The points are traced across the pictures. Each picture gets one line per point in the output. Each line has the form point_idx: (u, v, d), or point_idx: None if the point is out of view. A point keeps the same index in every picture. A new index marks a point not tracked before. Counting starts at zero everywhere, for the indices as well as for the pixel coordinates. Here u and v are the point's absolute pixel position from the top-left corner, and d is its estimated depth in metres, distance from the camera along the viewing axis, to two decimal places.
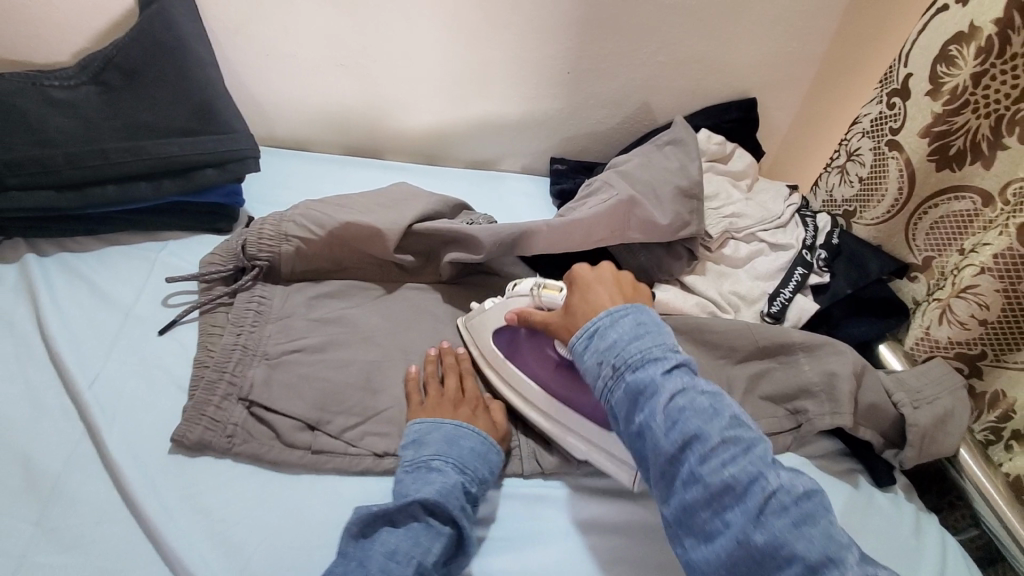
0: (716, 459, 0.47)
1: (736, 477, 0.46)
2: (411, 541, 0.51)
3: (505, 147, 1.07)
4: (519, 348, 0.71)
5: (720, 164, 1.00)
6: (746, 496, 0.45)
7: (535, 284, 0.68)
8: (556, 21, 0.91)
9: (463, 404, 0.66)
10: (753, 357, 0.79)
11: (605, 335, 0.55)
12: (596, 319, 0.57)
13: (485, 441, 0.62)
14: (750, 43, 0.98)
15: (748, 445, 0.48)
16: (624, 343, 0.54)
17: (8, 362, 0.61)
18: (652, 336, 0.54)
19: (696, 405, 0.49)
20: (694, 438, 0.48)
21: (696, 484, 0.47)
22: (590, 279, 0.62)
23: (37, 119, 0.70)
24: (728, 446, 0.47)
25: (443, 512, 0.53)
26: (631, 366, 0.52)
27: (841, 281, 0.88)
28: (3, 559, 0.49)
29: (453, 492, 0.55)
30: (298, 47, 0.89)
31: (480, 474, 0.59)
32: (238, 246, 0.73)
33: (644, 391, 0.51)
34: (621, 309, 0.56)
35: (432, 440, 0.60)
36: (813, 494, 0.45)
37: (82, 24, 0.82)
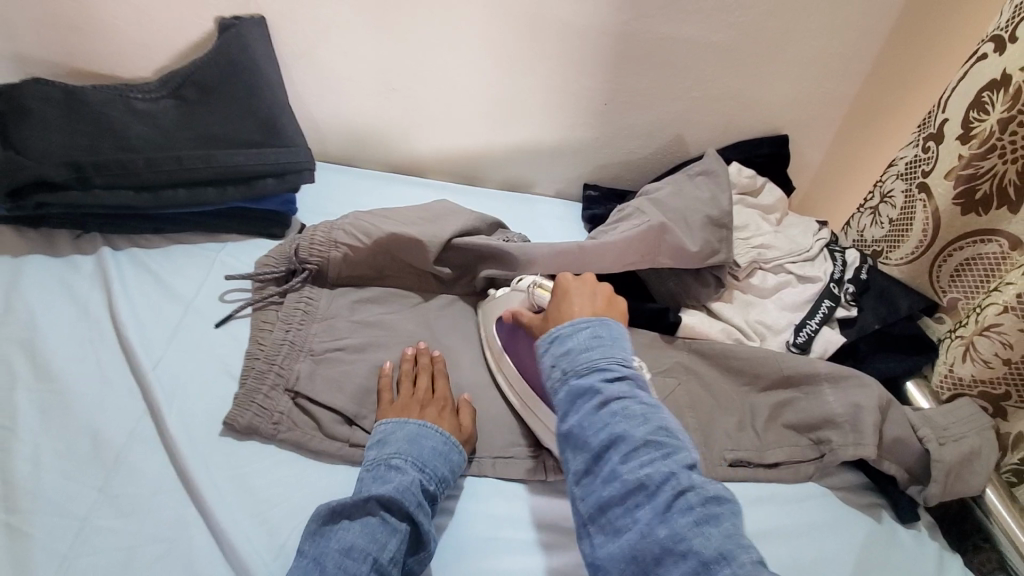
0: (636, 458, 0.52)
1: (649, 475, 0.51)
2: (367, 537, 0.53)
3: (541, 171, 1.12)
4: (517, 341, 0.74)
5: (750, 198, 1.03)
6: (657, 493, 0.51)
7: (532, 282, 0.76)
8: (595, 57, 0.96)
9: (430, 403, 0.67)
10: (778, 386, 0.80)
11: (563, 342, 0.61)
12: (559, 328, 0.63)
13: (448, 441, 0.63)
14: (783, 82, 1.02)
15: (670, 450, 0.53)
16: (576, 353, 0.60)
17: (82, 342, 0.67)
18: (602, 347, 0.60)
19: (628, 411, 0.55)
20: (618, 438, 0.54)
21: (614, 481, 0.52)
22: (573, 288, 0.68)
23: (123, 127, 0.78)
24: (650, 448, 0.53)
25: (398, 508, 0.55)
26: (578, 372, 0.58)
27: (868, 316, 0.89)
28: (67, 520, 0.53)
29: (410, 489, 0.57)
30: (353, 72, 0.96)
31: (440, 473, 0.61)
32: (291, 250, 0.78)
33: (585, 394, 0.57)
34: (584, 321, 0.62)
35: (395, 439, 0.62)
36: (721, 500, 0.50)
37: (166, 44, 0.90)
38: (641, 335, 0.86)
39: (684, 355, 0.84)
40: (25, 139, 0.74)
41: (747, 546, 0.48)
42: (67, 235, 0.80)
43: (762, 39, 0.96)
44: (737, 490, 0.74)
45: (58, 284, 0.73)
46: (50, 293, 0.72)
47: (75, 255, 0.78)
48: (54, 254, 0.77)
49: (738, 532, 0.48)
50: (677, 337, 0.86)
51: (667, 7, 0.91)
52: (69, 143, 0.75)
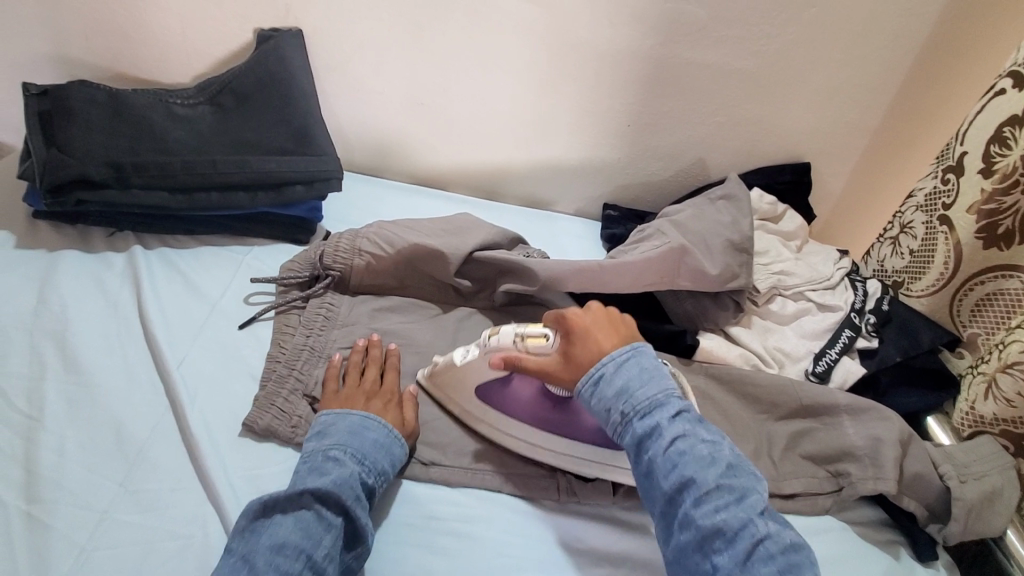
0: (710, 504, 0.53)
1: (726, 521, 0.52)
2: (301, 532, 0.51)
3: (562, 189, 1.13)
4: (502, 394, 0.69)
5: (770, 224, 1.03)
6: (736, 540, 0.51)
7: (517, 334, 0.65)
8: (621, 79, 0.98)
9: (375, 395, 0.67)
10: (796, 415, 0.79)
11: (612, 380, 0.60)
12: (600, 364, 0.62)
13: (390, 434, 0.63)
14: (808, 111, 1.02)
15: (741, 494, 0.54)
16: (632, 390, 0.59)
17: (110, 338, 0.68)
18: (657, 383, 0.60)
19: (694, 453, 0.56)
20: (690, 482, 0.54)
21: (689, 526, 0.53)
22: (590, 325, 0.64)
23: (162, 130, 0.80)
24: (723, 493, 0.53)
25: (335, 502, 0.54)
26: (637, 413, 0.58)
27: (889, 348, 0.88)
28: (87, 512, 0.54)
29: (349, 482, 0.56)
30: (383, 85, 0.99)
31: (380, 466, 0.60)
32: (316, 256, 0.80)
33: (649, 436, 0.57)
34: (623, 354, 0.62)
35: (335, 431, 0.61)
36: (798, 546, 0.51)
37: (206, 53, 0.94)
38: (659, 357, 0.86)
39: (701, 379, 0.84)
40: (69, 139, 0.77)
41: None
42: (102, 233, 0.82)
43: (787, 68, 0.97)
44: None
45: (91, 279, 0.75)
46: (83, 288, 0.74)
47: (109, 252, 0.80)
48: (89, 250, 0.79)
49: None
50: (693, 360, 0.86)
51: (693, 33, 0.93)
52: (109, 143, 0.78)
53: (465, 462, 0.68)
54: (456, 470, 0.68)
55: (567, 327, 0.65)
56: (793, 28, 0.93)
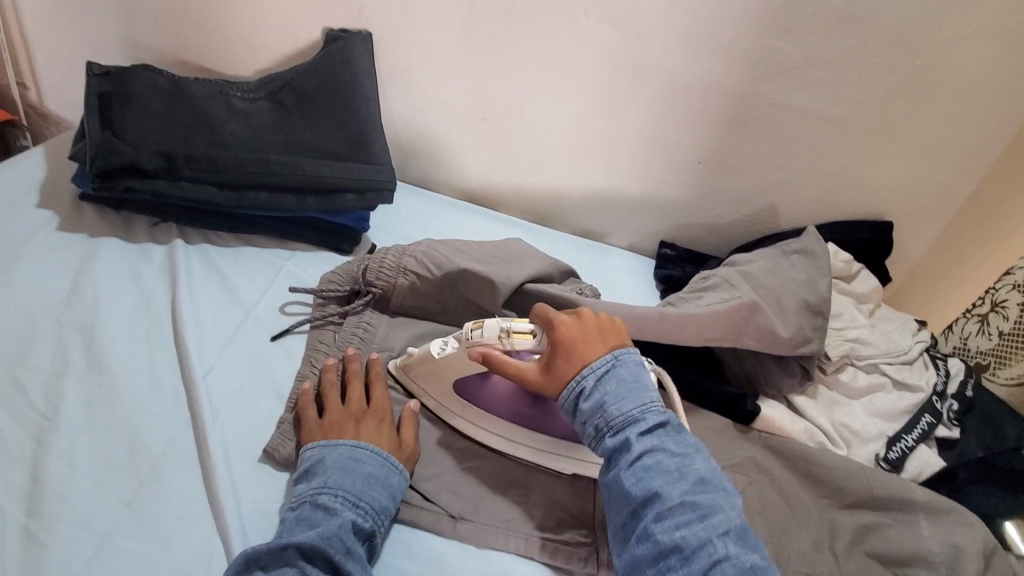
0: (671, 519, 0.50)
1: (685, 539, 0.49)
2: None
3: (619, 222, 1.06)
4: (480, 391, 0.67)
5: (843, 283, 0.94)
6: (693, 558, 0.48)
7: (500, 330, 0.62)
8: (698, 112, 0.91)
9: (365, 415, 0.61)
10: (864, 506, 0.71)
11: (592, 392, 0.58)
12: (580, 377, 0.58)
13: (389, 462, 0.58)
14: (897, 168, 0.94)
15: (705, 512, 0.50)
16: (609, 403, 0.56)
17: (139, 337, 0.65)
18: (634, 397, 0.56)
19: (660, 467, 0.53)
20: (652, 495, 0.51)
21: (647, 541, 0.50)
22: (576, 332, 0.61)
23: (219, 124, 0.77)
24: (685, 510, 0.50)
25: (322, 558, 0.49)
26: (611, 426, 0.56)
27: (971, 439, 0.79)
28: (89, 534, 0.51)
29: (338, 533, 0.50)
30: (446, 97, 0.95)
31: (377, 505, 0.55)
32: (358, 270, 0.75)
33: (619, 449, 0.55)
34: (603, 367, 0.58)
35: (322, 469, 0.56)
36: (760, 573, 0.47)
37: (271, 48, 0.91)
38: (713, 420, 0.79)
39: (757, 450, 0.76)
40: (126, 124, 0.75)
41: None
42: (144, 221, 0.80)
43: (883, 120, 0.89)
44: None
45: (127, 271, 0.72)
46: (117, 280, 0.71)
47: (149, 244, 0.77)
48: (129, 240, 0.77)
49: None
50: (752, 428, 0.78)
51: (782, 73, 0.86)
52: (164, 133, 0.76)
53: (497, 520, 0.61)
54: (485, 527, 0.61)
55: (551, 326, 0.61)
56: (895, 77, 0.85)
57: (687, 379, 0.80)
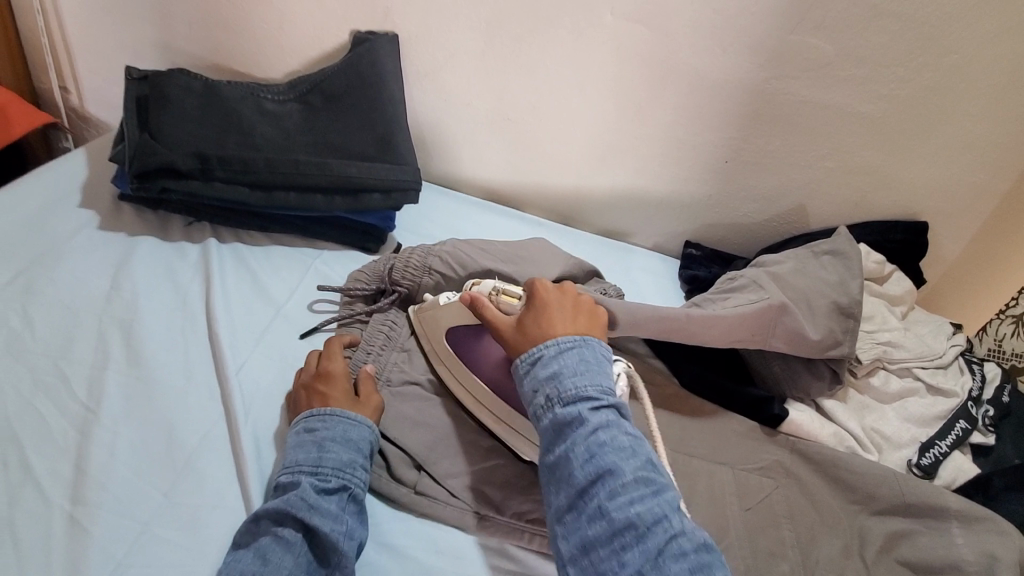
0: (625, 496, 0.47)
1: (641, 516, 0.46)
2: (259, 561, 0.49)
3: (643, 222, 1.05)
4: (471, 346, 0.68)
5: (874, 285, 0.92)
6: (649, 536, 0.45)
7: (497, 288, 0.66)
8: (727, 110, 0.90)
9: (314, 379, 0.63)
10: (895, 512, 0.69)
11: (547, 364, 0.54)
12: (542, 347, 0.56)
13: (346, 419, 0.60)
14: (931, 166, 0.91)
15: (659, 488, 0.48)
16: (563, 375, 0.53)
17: (175, 332, 0.67)
18: (590, 371, 0.53)
19: (615, 442, 0.49)
20: (606, 471, 0.48)
21: (600, 520, 0.47)
22: (549, 301, 0.60)
23: (250, 125, 0.79)
24: (640, 485, 0.47)
25: (290, 519, 0.52)
26: (563, 398, 0.52)
27: (1007, 447, 0.77)
28: (129, 521, 0.53)
29: (299, 493, 0.53)
30: (471, 97, 0.95)
31: (338, 462, 0.56)
32: (384, 269, 0.77)
33: (571, 422, 0.50)
34: (568, 341, 0.55)
35: (287, 445, 0.58)
36: (711, 548, 0.46)
37: (300, 51, 0.93)
38: (739, 422, 0.78)
39: (784, 454, 0.75)
40: (162, 126, 0.77)
41: None
42: (180, 221, 0.82)
43: (919, 117, 0.87)
44: None
45: (163, 269, 0.75)
46: (154, 277, 0.73)
47: (184, 242, 0.79)
48: (166, 239, 0.79)
49: None
50: (779, 431, 0.76)
51: (813, 70, 0.84)
52: (198, 134, 0.77)
53: (518, 518, 0.61)
54: (505, 526, 0.61)
55: (531, 296, 0.61)
56: (931, 73, 0.82)
57: (713, 382, 0.79)
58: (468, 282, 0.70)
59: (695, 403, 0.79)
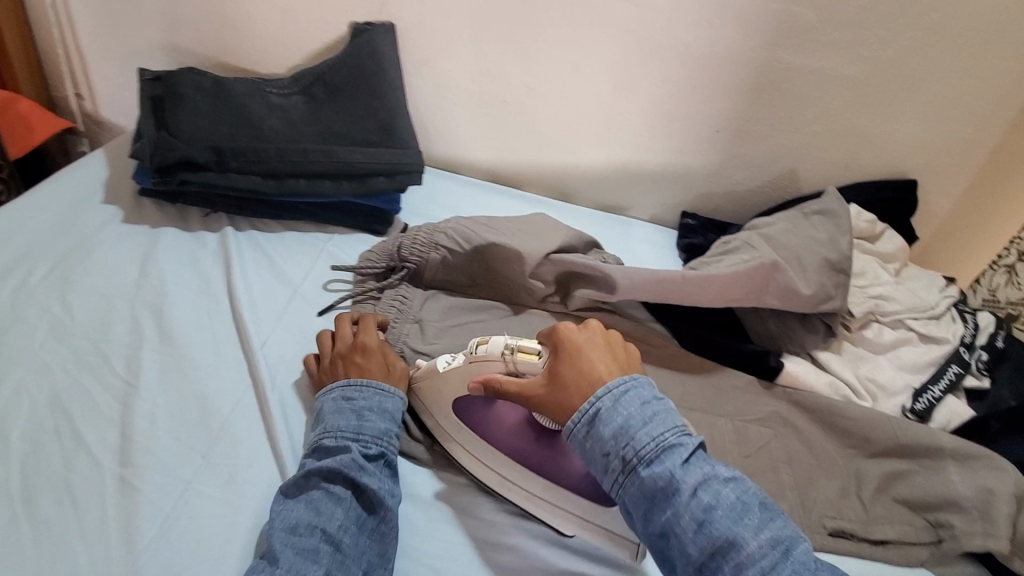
0: (753, 566, 0.46)
1: None
2: (313, 511, 0.54)
3: (639, 194, 1.08)
4: (483, 414, 0.66)
5: (867, 243, 0.95)
6: None
7: (509, 347, 0.62)
8: (717, 80, 0.92)
9: (350, 351, 0.67)
10: (891, 454, 0.72)
11: (609, 419, 0.53)
12: (595, 399, 0.54)
13: (381, 391, 0.64)
14: (918, 123, 0.93)
15: (786, 546, 0.47)
16: (633, 429, 0.52)
17: (202, 313, 0.72)
18: (659, 422, 0.52)
19: (722, 505, 0.48)
20: (724, 542, 0.47)
21: None
22: (584, 347, 0.58)
23: (259, 118, 0.84)
24: (764, 550, 0.46)
25: (340, 476, 0.56)
26: (644, 461, 0.50)
27: (1003, 389, 0.80)
28: (174, 480, 0.58)
29: (349, 455, 0.58)
30: (468, 82, 0.99)
31: (377, 430, 0.61)
32: (393, 247, 0.81)
33: (664, 488, 0.49)
34: (620, 387, 0.54)
35: (325, 409, 0.62)
36: None
37: (301, 44, 0.97)
38: (738, 378, 0.81)
39: (782, 405, 0.78)
40: (177, 122, 0.81)
41: None
42: (198, 212, 0.86)
43: (904, 77, 0.89)
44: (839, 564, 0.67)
45: (186, 256, 0.79)
46: (179, 264, 0.78)
47: (203, 232, 0.84)
48: (186, 229, 0.84)
49: None
50: (776, 383, 0.80)
51: (799, 36, 0.87)
52: (211, 128, 0.82)
53: None
54: None
55: (559, 343, 0.60)
56: (912, 32, 0.85)
57: (710, 339, 0.83)
58: (472, 342, 0.66)
59: (695, 362, 0.82)
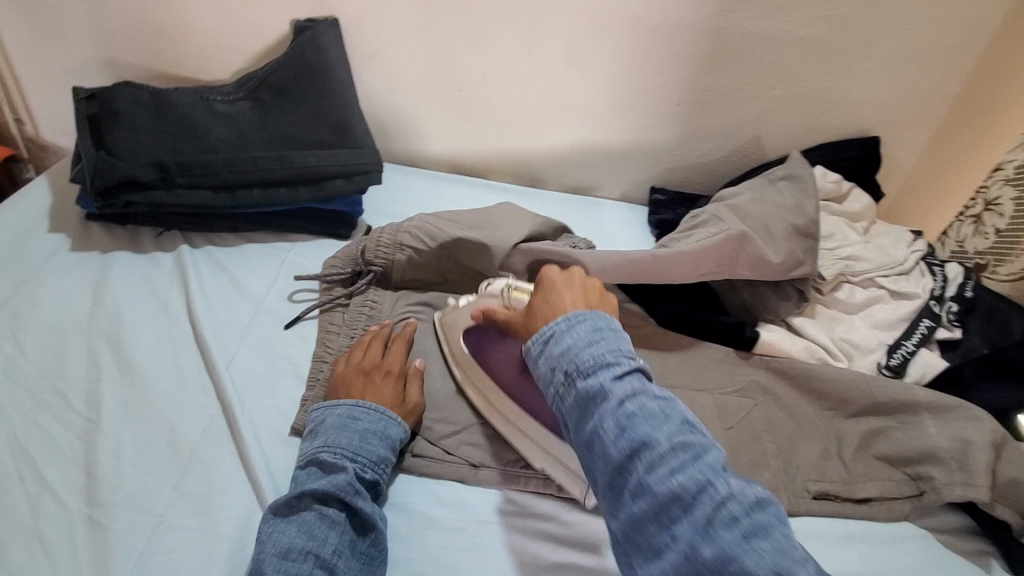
0: (664, 466, 0.44)
1: (683, 485, 0.43)
2: (306, 535, 0.53)
3: (607, 174, 1.07)
4: (488, 346, 0.70)
5: (834, 204, 0.95)
6: (695, 506, 0.42)
7: (507, 287, 0.68)
8: (675, 52, 0.91)
9: (374, 369, 0.67)
10: (867, 413, 0.73)
11: (560, 340, 0.53)
12: (553, 324, 0.55)
13: (387, 416, 0.63)
14: (876, 81, 0.93)
15: (698, 451, 0.45)
16: (576, 348, 0.52)
17: (162, 339, 0.70)
18: (605, 342, 0.52)
19: (645, 411, 0.47)
20: (640, 444, 0.45)
21: (643, 495, 0.44)
22: (559, 283, 0.60)
23: (204, 129, 0.80)
24: (676, 452, 0.44)
25: (334, 499, 0.55)
26: (582, 373, 0.50)
27: (974, 339, 0.80)
28: (145, 515, 0.56)
29: (345, 478, 0.56)
30: (422, 73, 0.96)
31: (375, 456, 0.60)
32: (357, 252, 0.79)
33: (595, 398, 0.49)
34: (577, 314, 0.55)
35: (325, 427, 0.61)
36: (767, 503, 0.42)
37: (244, 47, 0.93)
38: (715, 350, 0.81)
39: (760, 373, 0.79)
40: (117, 141, 0.77)
41: (804, 557, 0.39)
42: (150, 232, 0.83)
43: (858, 34, 0.88)
44: (824, 526, 0.68)
45: (141, 279, 0.77)
46: (134, 289, 0.75)
47: (157, 252, 0.81)
48: (139, 251, 0.81)
49: (794, 542, 0.40)
50: (752, 353, 0.80)
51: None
52: (154, 144, 0.78)
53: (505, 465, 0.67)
54: (503, 474, 0.66)
55: (541, 280, 0.62)
56: None
57: (684, 315, 0.83)
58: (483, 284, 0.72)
59: (673, 339, 0.82)
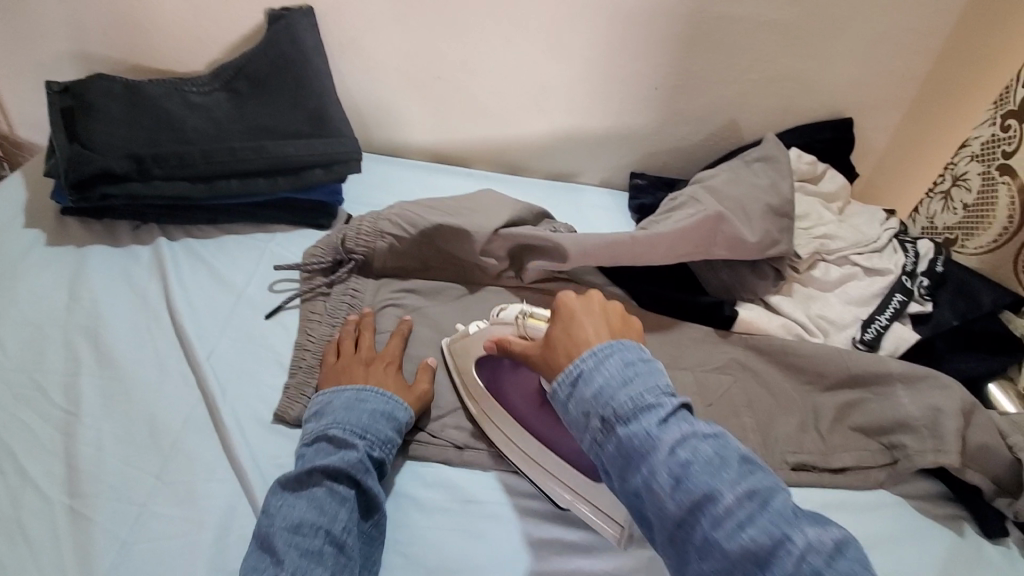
0: (731, 521, 0.43)
1: (756, 541, 0.42)
2: (316, 510, 0.54)
3: (587, 159, 1.08)
4: (501, 375, 0.69)
5: (810, 184, 0.96)
6: (773, 562, 0.41)
7: (522, 313, 0.64)
8: (650, 36, 0.92)
9: (376, 359, 0.68)
10: (843, 386, 0.75)
11: (591, 380, 0.50)
12: (580, 362, 0.51)
13: (390, 399, 0.64)
14: (848, 62, 0.95)
15: (764, 497, 0.43)
16: (611, 390, 0.49)
17: (141, 331, 0.69)
18: (641, 379, 0.49)
19: (700, 459, 0.45)
20: (702, 498, 0.43)
21: (712, 554, 0.43)
22: (579, 311, 0.56)
23: (180, 120, 0.80)
24: (742, 503, 0.43)
25: (344, 476, 0.56)
26: (622, 419, 0.47)
27: (945, 311, 0.82)
28: (128, 505, 0.56)
29: (356, 456, 0.57)
30: (398, 61, 0.95)
31: (382, 435, 0.61)
32: (337, 240, 0.79)
33: (642, 448, 0.46)
34: (605, 350, 0.51)
35: (330, 409, 0.62)
36: (844, 546, 0.41)
37: (217, 38, 0.92)
38: (695, 330, 0.83)
39: (739, 351, 0.80)
40: (91, 133, 0.77)
41: None
42: (127, 226, 0.82)
43: (830, 16, 0.90)
44: (802, 495, 0.70)
45: (118, 273, 0.76)
46: (111, 282, 0.74)
47: (134, 246, 0.80)
48: (115, 245, 0.80)
49: None
50: (731, 331, 0.82)
51: None
52: (129, 136, 0.78)
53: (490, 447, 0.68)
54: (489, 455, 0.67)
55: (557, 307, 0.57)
56: None
57: (665, 296, 0.83)
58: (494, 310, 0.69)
59: (653, 320, 0.84)
